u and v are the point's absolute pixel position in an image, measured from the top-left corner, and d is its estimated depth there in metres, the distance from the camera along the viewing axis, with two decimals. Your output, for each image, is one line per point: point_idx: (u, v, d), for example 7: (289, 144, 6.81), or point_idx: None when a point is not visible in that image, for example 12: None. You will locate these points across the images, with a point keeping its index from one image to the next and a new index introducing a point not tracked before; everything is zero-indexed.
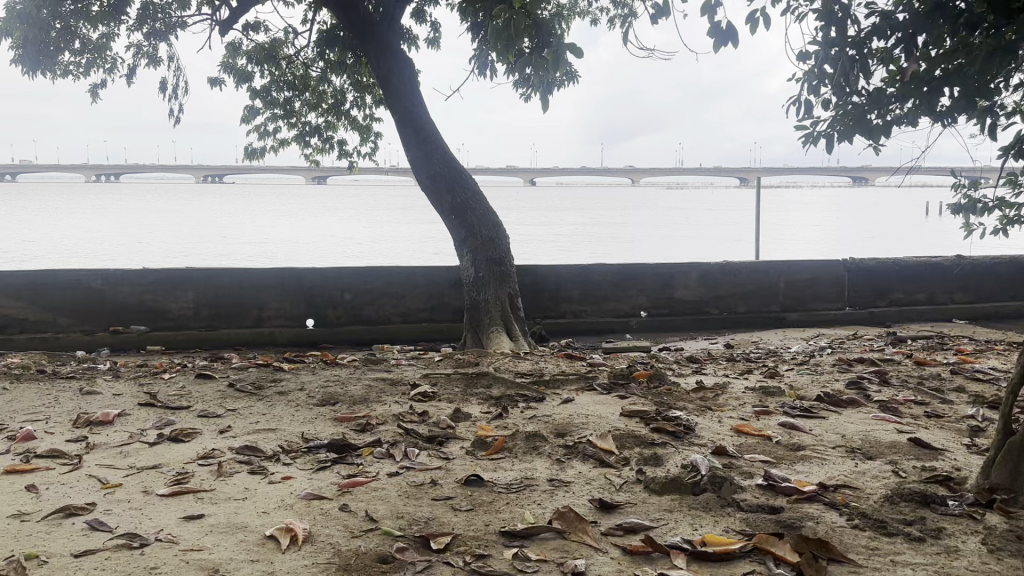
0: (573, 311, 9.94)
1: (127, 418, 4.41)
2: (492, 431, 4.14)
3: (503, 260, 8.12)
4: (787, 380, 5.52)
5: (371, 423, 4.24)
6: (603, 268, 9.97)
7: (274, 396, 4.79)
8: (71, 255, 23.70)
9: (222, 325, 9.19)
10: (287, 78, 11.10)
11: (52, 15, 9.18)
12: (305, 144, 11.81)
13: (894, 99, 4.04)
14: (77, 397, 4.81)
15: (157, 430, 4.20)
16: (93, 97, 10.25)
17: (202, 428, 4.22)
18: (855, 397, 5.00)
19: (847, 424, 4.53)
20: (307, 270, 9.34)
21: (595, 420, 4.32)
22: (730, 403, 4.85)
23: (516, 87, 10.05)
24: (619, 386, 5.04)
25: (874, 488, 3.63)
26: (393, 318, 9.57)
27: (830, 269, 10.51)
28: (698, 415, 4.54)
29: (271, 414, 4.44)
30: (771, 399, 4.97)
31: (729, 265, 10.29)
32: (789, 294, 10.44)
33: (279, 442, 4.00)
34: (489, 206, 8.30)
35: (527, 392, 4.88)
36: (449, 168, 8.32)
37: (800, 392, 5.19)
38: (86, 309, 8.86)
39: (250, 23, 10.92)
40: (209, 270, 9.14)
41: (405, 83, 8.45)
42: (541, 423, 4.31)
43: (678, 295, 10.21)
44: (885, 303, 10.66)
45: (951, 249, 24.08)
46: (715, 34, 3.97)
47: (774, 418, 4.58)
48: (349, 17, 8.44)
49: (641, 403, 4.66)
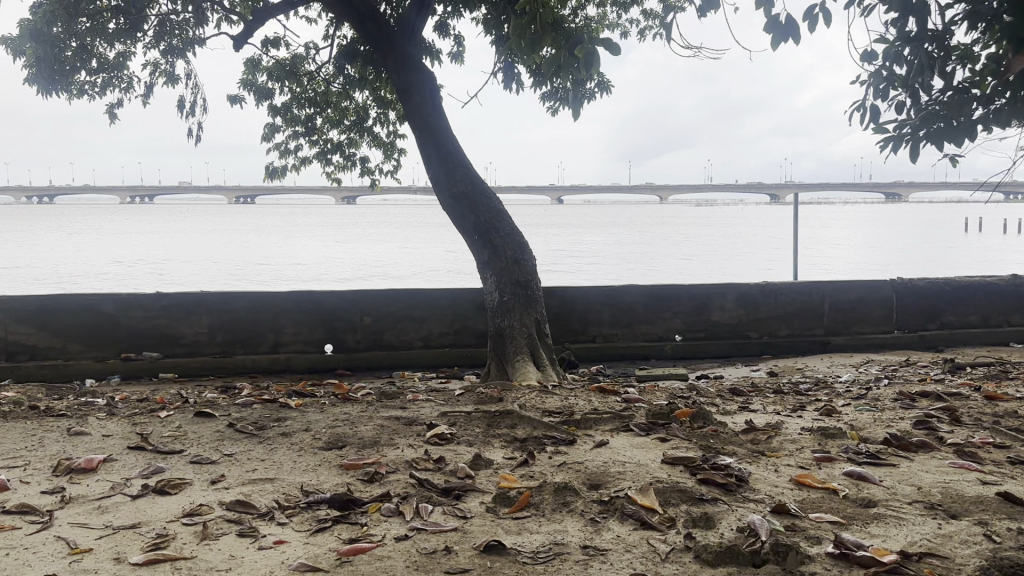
0: (604, 336, 9.41)
1: (114, 464, 3.98)
2: (517, 482, 3.65)
3: (528, 283, 7.63)
4: (846, 420, 4.95)
5: (380, 472, 3.77)
6: (635, 290, 9.46)
7: (276, 437, 4.35)
8: (98, 277, 23.76)
9: (238, 351, 8.81)
10: (309, 95, 10.79)
11: (67, 34, 8.95)
12: (326, 161, 11.46)
13: (980, 100, 3.55)
14: (63, 439, 4.39)
15: (143, 480, 3.76)
16: (110, 117, 10.00)
17: (193, 478, 3.77)
18: (925, 440, 4.43)
19: (921, 474, 3.98)
20: (326, 294, 8.95)
21: (632, 469, 3.80)
22: (785, 448, 4.30)
23: (546, 99, 9.69)
24: (658, 427, 4.51)
25: (967, 557, 3.06)
26: (415, 343, 9.12)
27: (877, 290, 9.88)
28: (750, 463, 4.01)
29: (271, 460, 3.98)
30: (832, 443, 4.42)
31: (769, 286, 9.72)
32: (834, 316, 9.84)
33: (275, 496, 3.54)
34: (513, 226, 7.84)
35: (556, 434, 4.37)
36: (472, 185, 7.87)
37: (863, 434, 4.62)
38: (97, 336, 8.51)
39: (270, 38, 10.62)
40: (224, 294, 8.77)
41: (426, 96, 8.02)
42: (572, 471, 3.80)
43: (715, 318, 9.65)
44: (935, 326, 10.01)
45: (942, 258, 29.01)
46: (774, 30, 3.57)
47: (837, 466, 4.03)
48: (367, 29, 8.05)
49: (685, 447, 4.13)
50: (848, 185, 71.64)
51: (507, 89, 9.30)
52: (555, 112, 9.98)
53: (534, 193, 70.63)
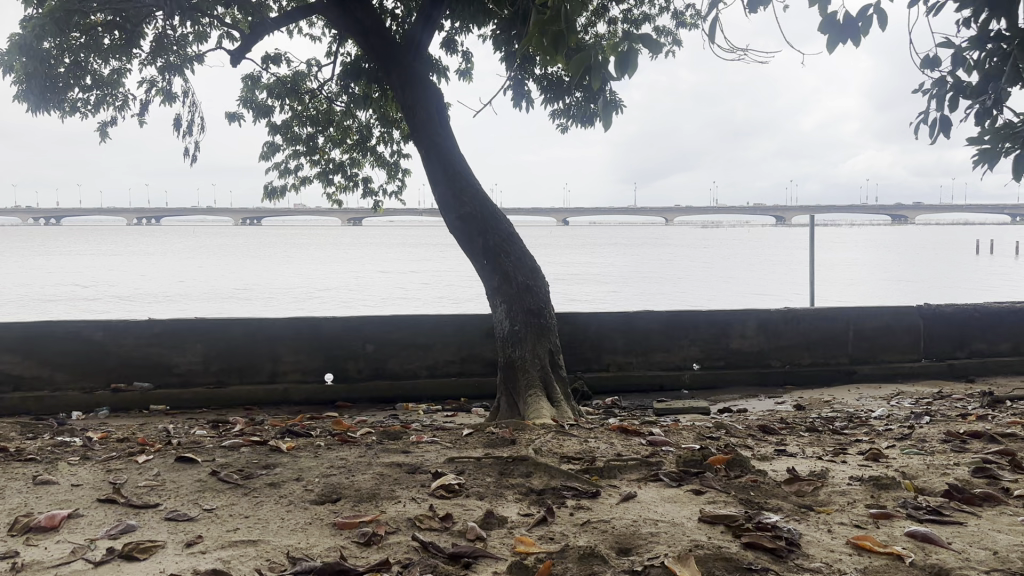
0: (618, 364, 8.95)
1: (80, 521, 3.53)
2: (536, 547, 3.17)
3: (541, 312, 7.18)
4: (896, 466, 4.47)
5: (379, 533, 3.30)
6: (650, 317, 9.00)
7: (263, 489, 3.89)
8: (94, 304, 23.32)
9: (234, 380, 8.36)
10: (310, 113, 10.42)
11: (59, 49, 8.61)
12: (327, 182, 11.08)
13: None
14: (28, 489, 3.93)
15: (109, 541, 3.29)
16: (102, 135, 9.63)
17: (165, 540, 3.30)
18: (991, 492, 3.93)
19: (994, 533, 3.48)
20: (326, 320, 8.51)
21: (667, 530, 3.33)
22: (835, 502, 3.82)
23: (556, 115, 9.29)
24: (690, 476, 4.05)
25: None
26: (419, 372, 8.66)
27: (903, 316, 9.41)
28: (798, 522, 3.53)
29: (256, 518, 3.52)
30: (885, 496, 3.94)
31: (792, 312, 9.25)
32: (859, 343, 9.36)
33: (258, 563, 3.07)
34: (525, 249, 7.41)
35: (576, 484, 3.90)
36: (480, 207, 7.45)
37: (920, 484, 4.12)
38: (85, 364, 8.06)
39: (270, 54, 10.26)
40: (221, 320, 8.35)
41: (432, 114, 7.63)
42: (598, 532, 3.33)
43: (735, 346, 9.18)
44: (964, 354, 9.51)
45: (954, 281, 28.68)
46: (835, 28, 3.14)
47: (897, 525, 3.55)
48: (372, 44, 7.67)
49: (723, 503, 3.66)
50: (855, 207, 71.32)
51: (517, 106, 8.91)
52: (564, 130, 9.57)
53: (539, 214, 70.48)
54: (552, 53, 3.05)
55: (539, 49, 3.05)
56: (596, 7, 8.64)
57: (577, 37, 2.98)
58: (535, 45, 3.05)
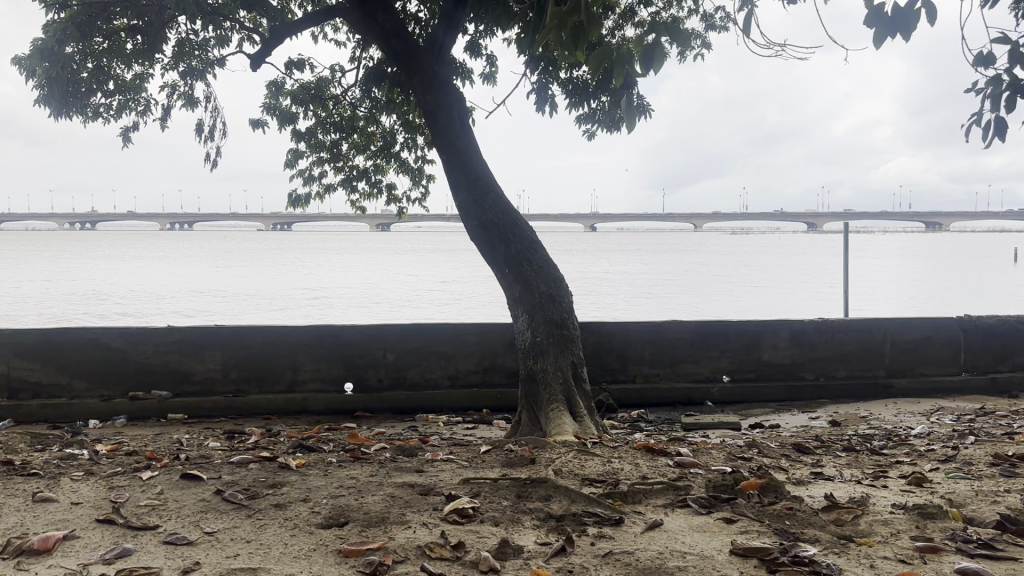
0: (645, 375, 8.69)
1: (75, 544, 3.36)
2: None
3: (565, 322, 6.95)
4: (941, 493, 4.18)
5: (386, 562, 3.09)
6: (679, 327, 8.74)
7: (268, 511, 3.70)
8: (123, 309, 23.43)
9: (253, 389, 8.22)
10: (334, 120, 10.30)
11: (81, 54, 8.55)
12: (351, 189, 10.95)
13: None
14: (27, 507, 3.78)
15: (103, 567, 3.11)
16: (125, 141, 9.58)
17: (161, 566, 3.11)
18: None
19: None
20: (347, 328, 8.37)
21: (696, 564, 3.08)
22: (878, 534, 3.55)
23: (582, 119, 9.05)
24: (720, 502, 3.81)
25: None
26: (440, 382, 8.47)
27: (942, 328, 9.06)
28: (838, 555, 3.26)
29: (259, 543, 3.33)
30: (931, 526, 3.65)
31: (825, 323, 8.93)
32: (896, 356, 9.01)
33: None
34: (547, 258, 7.20)
35: (598, 510, 3.66)
36: (502, 214, 7.24)
37: (969, 514, 3.82)
38: (104, 372, 7.96)
39: (294, 60, 10.16)
40: (241, 328, 8.22)
41: (454, 118, 7.44)
42: (621, 564, 3.09)
43: (767, 357, 8.88)
44: (1007, 368, 9.12)
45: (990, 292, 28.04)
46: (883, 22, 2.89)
47: (946, 561, 3.26)
48: (393, 47, 7.50)
49: (756, 533, 3.40)
50: (887, 215, 70.34)
51: (541, 111, 8.69)
52: (591, 135, 9.34)
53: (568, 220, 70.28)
54: (571, 47, 2.84)
55: (556, 42, 2.83)
56: (625, 10, 8.41)
57: (597, 31, 2.76)
58: (553, 39, 2.83)
